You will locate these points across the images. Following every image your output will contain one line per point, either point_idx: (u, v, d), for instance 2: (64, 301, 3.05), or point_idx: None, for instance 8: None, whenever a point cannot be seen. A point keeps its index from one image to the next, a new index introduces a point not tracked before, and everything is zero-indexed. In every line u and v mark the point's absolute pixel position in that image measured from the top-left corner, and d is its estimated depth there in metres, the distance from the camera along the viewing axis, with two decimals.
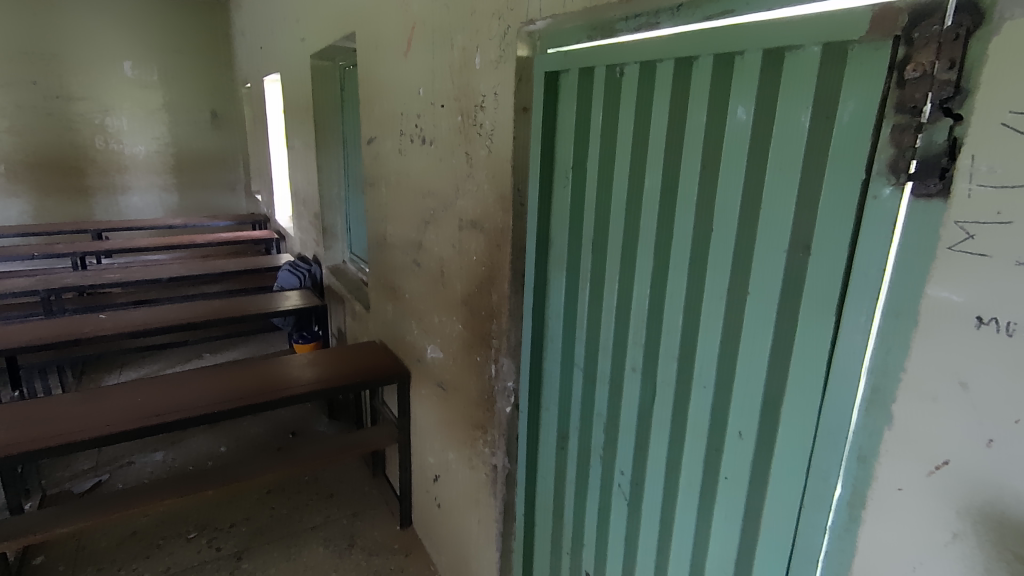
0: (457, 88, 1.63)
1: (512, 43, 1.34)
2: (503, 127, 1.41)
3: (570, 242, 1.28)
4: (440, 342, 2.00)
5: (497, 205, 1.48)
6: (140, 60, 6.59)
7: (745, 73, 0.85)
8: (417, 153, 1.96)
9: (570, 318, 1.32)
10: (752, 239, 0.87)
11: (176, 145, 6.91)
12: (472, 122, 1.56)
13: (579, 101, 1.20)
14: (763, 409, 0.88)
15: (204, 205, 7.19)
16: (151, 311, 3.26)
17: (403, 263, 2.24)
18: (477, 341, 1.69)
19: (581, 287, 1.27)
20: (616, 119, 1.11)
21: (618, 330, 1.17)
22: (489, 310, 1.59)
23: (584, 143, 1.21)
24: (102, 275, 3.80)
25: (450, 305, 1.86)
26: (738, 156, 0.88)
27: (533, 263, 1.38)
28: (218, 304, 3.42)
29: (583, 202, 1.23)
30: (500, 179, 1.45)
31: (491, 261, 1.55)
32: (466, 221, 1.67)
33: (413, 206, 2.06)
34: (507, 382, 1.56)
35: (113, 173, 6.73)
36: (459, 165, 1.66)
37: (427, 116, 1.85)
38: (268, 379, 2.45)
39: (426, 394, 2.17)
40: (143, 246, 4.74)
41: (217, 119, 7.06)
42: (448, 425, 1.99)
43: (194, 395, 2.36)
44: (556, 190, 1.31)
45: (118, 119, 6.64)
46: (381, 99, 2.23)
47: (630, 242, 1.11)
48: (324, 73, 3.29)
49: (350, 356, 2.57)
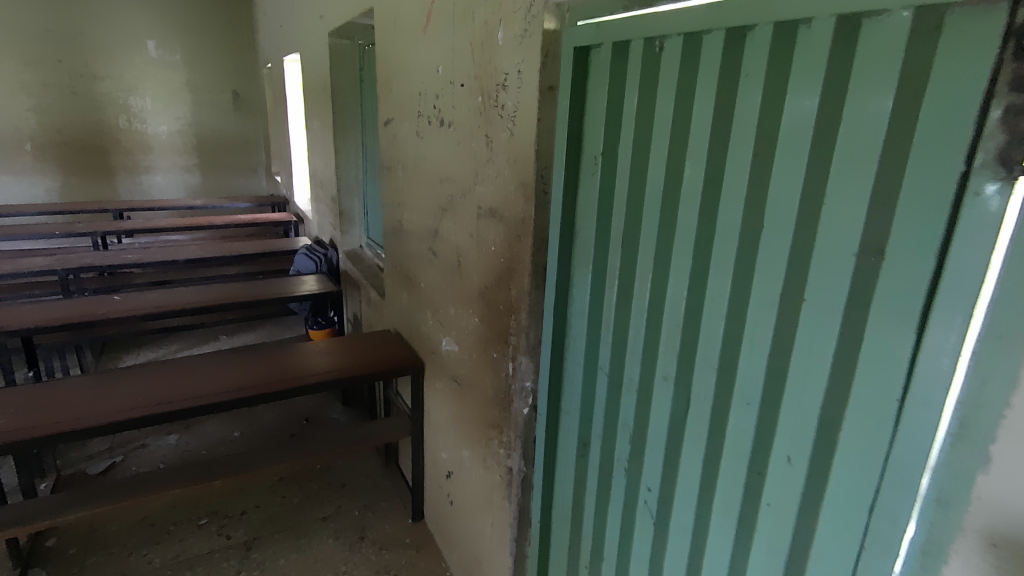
0: (478, 67, 1.52)
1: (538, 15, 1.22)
2: (526, 108, 1.30)
3: (597, 236, 1.17)
4: (456, 335, 1.91)
5: (518, 192, 1.38)
6: (163, 39, 6.57)
7: (810, 47, 0.73)
8: (435, 136, 1.85)
9: (595, 318, 1.22)
10: (811, 239, 0.76)
11: (198, 125, 6.91)
12: (493, 103, 1.45)
13: (612, 80, 1.09)
14: (819, 433, 0.77)
15: (225, 186, 7.19)
16: (166, 294, 3.23)
17: (419, 251, 2.15)
18: (494, 337, 1.60)
19: (608, 285, 1.16)
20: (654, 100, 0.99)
21: (649, 334, 1.06)
22: (507, 304, 1.49)
23: (616, 126, 1.09)
24: (120, 255, 3.78)
25: (467, 298, 1.76)
26: (797, 144, 0.76)
27: (556, 257, 1.28)
28: (234, 287, 3.38)
29: (614, 192, 1.12)
30: (522, 165, 1.34)
31: (510, 254, 1.45)
32: (484, 209, 1.57)
33: (430, 193, 1.96)
34: (525, 382, 1.46)
35: (136, 153, 6.76)
36: (479, 149, 1.55)
37: (446, 97, 1.74)
38: (280, 367, 2.39)
39: (440, 387, 2.09)
40: (163, 226, 4.74)
41: (238, 99, 7.03)
42: (462, 422, 1.91)
43: (205, 383, 2.29)
44: (583, 178, 1.20)
45: (141, 98, 6.65)
46: (398, 79, 2.13)
47: (665, 238, 1.00)
48: (343, 52, 3.19)
49: (364, 345, 2.50)
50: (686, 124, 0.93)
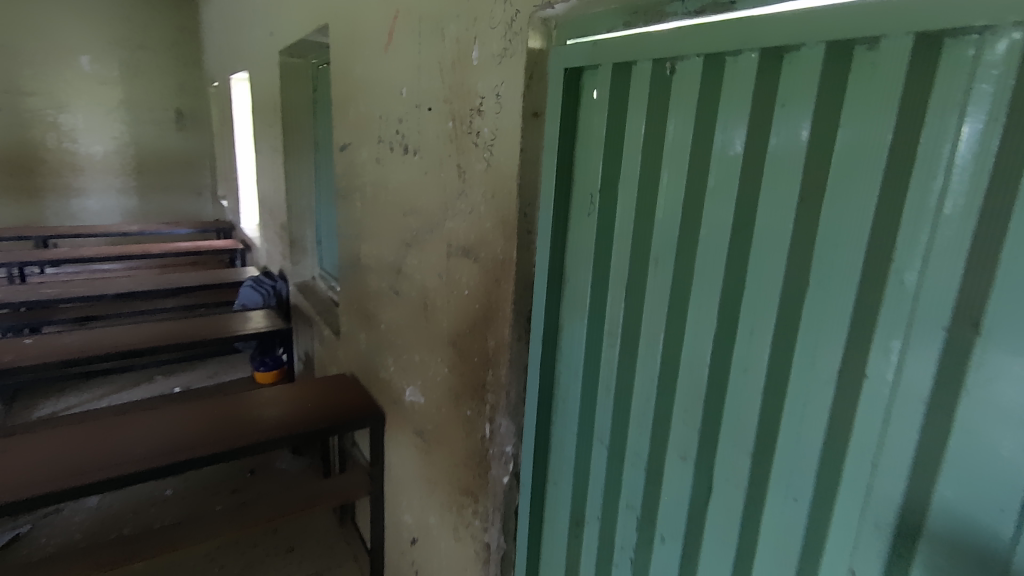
0: (448, 89, 1.36)
1: (520, 32, 1.07)
2: (507, 136, 1.14)
3: (593, 286, 1.02)
4: (422, 385, 1.70)
5: (497, 231, 1.21)
6: (99, 55, 6.17)
7: (874, 71, 0.60)
8: (398, 163, 1.67)
9: (590, 380, 1.05)
10: (878, 305, 0.62)
11: (137, 146, 6.48)
12: (467, 130, 1.29)
13: (611, 106, 0.94)
14: (894, 542, 0.63)
15: (167, 210, 6.76)
16: (89, 334, 2.87)
17: (379, 288, 1.95)
18: (467, 392, 1.41)
19: (606, 343, 1.00)
20: (664, 131, 0.85)
21: (659, 405, 0.90)
22: (484, 356, 1.31)
23: (616, 160, 0.95)
24: (38, 289, 3.39)
25: (435, 345, 1.58)
26: (858, 189, 0.62)
27: (541, 307, 1.11)
28: (169, 325, 3.05)
29: (613, 236, 0.96)
30: (502, 200, 1.18)
31: (487, 299, 1.27)
32: (456, 248, 1.39)
33: (392, 225, 1.77)
34: (506, 447, 1.29)
35: (67, 175, 6.27)
36: (450, 180, 1.38)
37: (411, 121, 1.56)
38: (219, 421, 2.06)
39: (403, 441, 1.87)
40: (92, 255, 4.34)
41: (182, 119, 6.66)
42: (429, 483, 1.70)
43: (132, 443, 1.93)
44: (574, 218, 1.04)
45: (73, 116, 6.19)
46: (356, 100, 1.95)
47: (681, 291, 0.85)
48: (295, 71, 2.99)
49: (318, 390, 2.24)
50: (706, 161, 0.79)
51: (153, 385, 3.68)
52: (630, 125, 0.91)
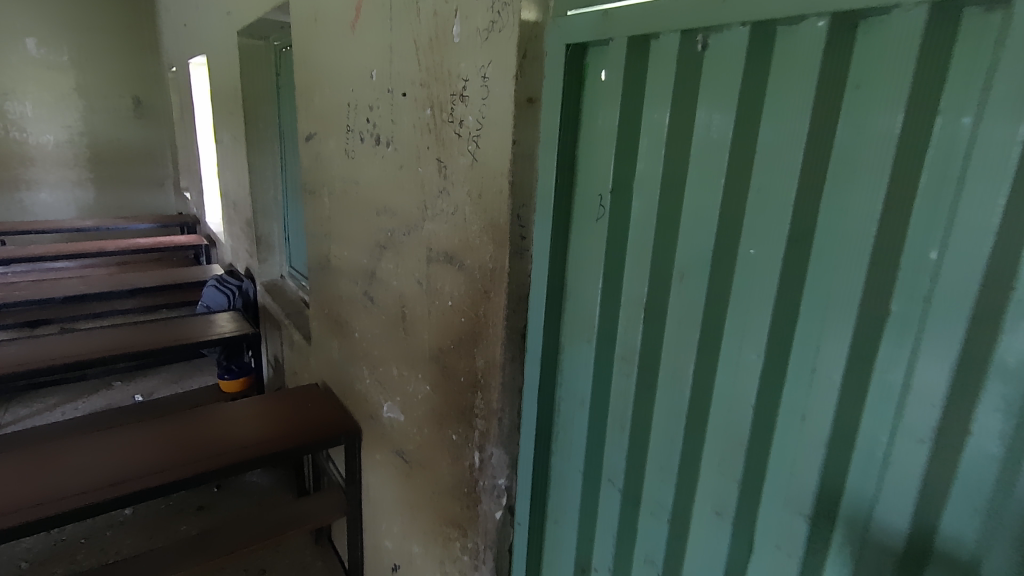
0: (425, 71, 1.18)
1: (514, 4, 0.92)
2: (495, 126, 0.98)
3: (603, 305, 0.89)
4: (401, 402, 1.54)
5: (486, 236, 1.05)
6: (46, 37, 5.76)
7: (996, 45, 0.48)
8: (369, 156, 1.49)
9: (599, 412, 0.92)
10: (992, 344, 0.51)
11: (92, 135, 6.11)
12: (448, 118, 1.12)
13: (625, 93, 0.81)
14: None
15: (126, 204, 6.40)
16: (31, 346, 2.59)
17: (351, 294, 1.78)
18: (452, 415, 1.26)
19: (619, 370, 0.88)
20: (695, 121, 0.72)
21: (689, 446, 0.78)
22: (471, 377, 1.16)
23: (633, 157, 0.81)
24: None
25: (415, 359, 1.41)
26: (971, 193, 0.50)
27: (541, 327, 0.97)
28: (123, 333, 2.80)
29: (629, 246, 0.83)
30: (490, 199, 1.02)
31: (475, 313, 1.11)
32: (437, 253, 1.23)
33: (364, 225, 1.59)
34: (497, 479, 1.14)
35: (15, 167, 5.87)
36: (430, 176, 1.21)
37: (383, 109, 1.38)
38: (177, 443, 1.78)
39: (381, 461, 1.71)
40: (41, 254, 4.03)
41: (140, 107, 6.29)
42: (411, 510, 1.54)
43: (69, 473, 1.60)
44: (581, 225, 0.91)
45: (19, 104, 5.78)
46: (321, 86, 1.75)
47: (717, 310, 0.73)
48: (256, 55, 2.76)
49: (287, 405, 2.04)
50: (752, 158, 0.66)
51: (110, 394, 3.44)
52: (650, 114, 0.78)
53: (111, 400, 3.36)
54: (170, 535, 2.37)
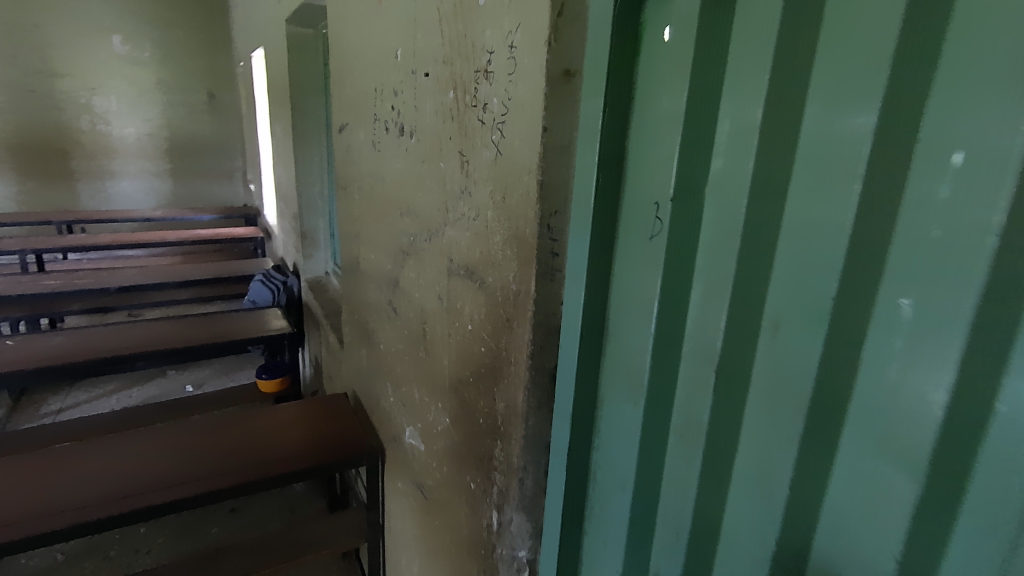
0: (448, 44, 0.97)
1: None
2: (524, 108, 0.76)
3: (655, 350, 0.67)
4: (421, 430, 1.35)
5: (510, 251, 0.82)
6: (131, 35, 6.02)
7: None
8: (394, 148, 1.30)
9: (647, 485, 0.71)
10: None
11: (170, 129, 6.36)
12: (472, 101, 0.90)
13: (700, 56, 0.58)
14: None
15: (199, 195, 6.64)
16: (77, 336, 2.54)
17: (377, 302, 1.61)
18: (471, 461, 1.06)
19: (674, 436, 0.66)
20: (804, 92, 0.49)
21: (774, 569, 0.55)
22: (490, 422, 0.95)
23: (706, 150, 0.59)
24: (41, 281, 3.19)
25: (435, 385, 1.22)
26: None
27: (574, 369, 0.77)
28: (168, 325, 2.73)
29: (695, 271, 0.61)
30: (515, 205, 0.80)
31: (496, 345, 0.89)
32: (458, 266, 1.02)
33: (390, 226, 1.41)
34: (517, 551, 0.93)
35: (101, 158, 6.20)
36: (451, 173, 1.00)
37: (407, 93, 1.19)
38: (194, 454, 1.66)
39: (402, 491, 1.53)
40: (111, 243, 4.17)
41: (214, 101, 6.49)
42: (430, 556, 1.35)
43: (76, 481, 1.50)
44: (629, 240, 0.69)
45: (106, 98, 6.08)
46: (352, 71, 1.59)
47: (840, 379, 0.48)
48: (306, 44, 2.66)
49: (310, 416, 1.89)
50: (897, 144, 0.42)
51: (164, 382, 3.50)
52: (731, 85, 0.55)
53: (165, 389, 3.41)
54: (200, 537, 2.32)
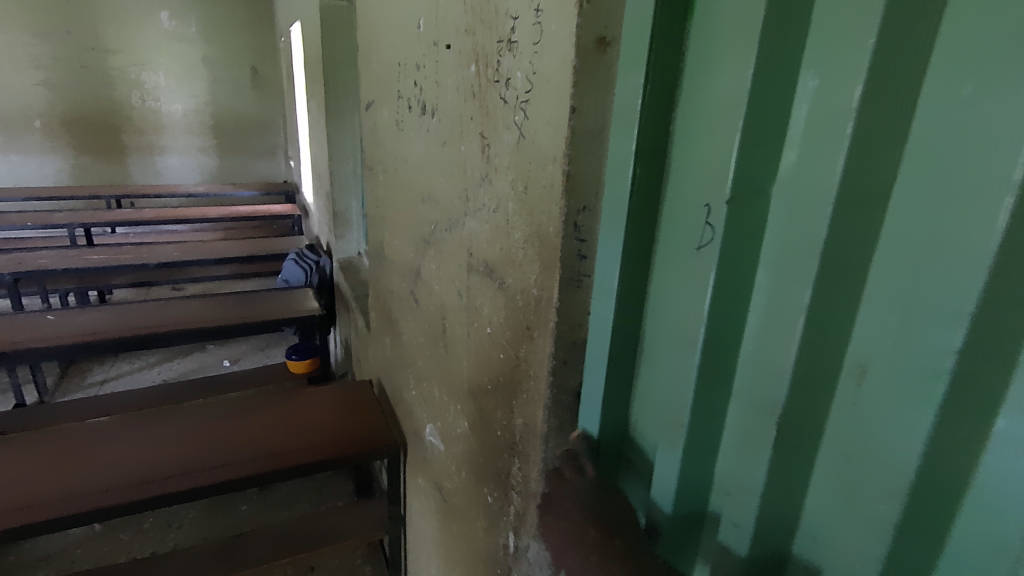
0: (470, 12, 0.86)
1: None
2: (550, 84, 0.64)
3: (701, 370, 0.58)
4: (441, 430, 1.28)
5: (532, 252, 0.72)
6: (178, 10, 6.08)
7: None
8: (416, 129, 1.21)
9: (689, 515, 0.64)
10: None
11: (215, 105, 6.44)
12: (494, 77, 0.79)
13: (773, 23, 0.47)
14: None
15: (242, 170, 6.74)
16: (114, 311, 2.56)
17: (401, 291, 1.53)
18: (488, 475, 0.97)
19: (726, 461, 0.60)
20: (923, 69, 0.39)
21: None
22: (508, 437, 0.86)
23: (779, 139, 0.49)
24: (86, 255, 3.26)
25: (454, 386, 1.13)
26: None
27: (604, 384, 0.69)
28: (203, 304, 2.74)
29: (761, 280, 0.53)
30: (538, 199, 0.69)
31: (515, 355, 0.80)
32: (477, 261, 0.92)
33: (412, 212, 1.32)
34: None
35: (150, 133, 6.34)
36: (473, 158, 0.90)
37: (429, 68, 1.08)
38: (215, 439, 1.63)
39: (423, 489, 1.47)
40: (156, 218, 4.25)
41: (258, 77, 6.53)
42: (448, 562, 1.28)
43: (101, 463, 1.50)
44: (674, 241, 0.60)
45: (154, 74, 6.19)
46: (378, 44, 1.49)
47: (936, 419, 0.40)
48: (340, 17, 2.58)
49: (333, 403, 1.85)
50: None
51: (203, 357, 3.57)
52: (817, 58, 0.45)
53: (203, 364, 3.48)
54: (230, 514, 2.34)
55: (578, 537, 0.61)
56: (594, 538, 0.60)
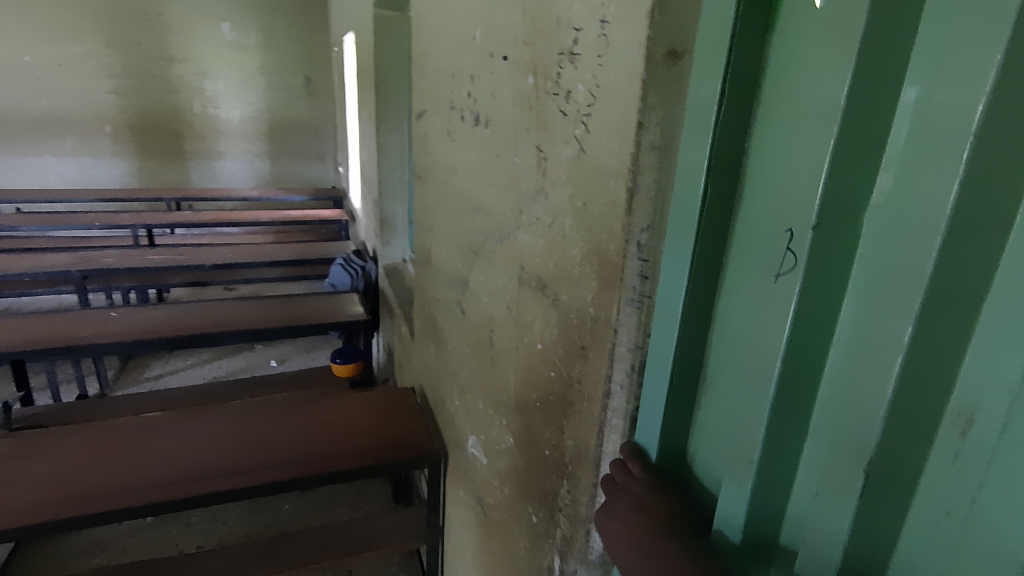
0: (529, 21, 0.85)
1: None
2: (616, 98, 0.63)
3: (776, 402, 0.55)
4: (484, 443, 1.26)
5: (592, 269, 0.70)
6: (239, 22, 6.35)
7: None
8: (468, 140, 1.20)
9: (755, 553, 0.60)
10: None
11: (269, 111, 6.68)
12: (553, 90, 0.78)
13: (862, 32, 0.44)
14: None
15: (293, 175, 6.96)
16: (171, 310, 2.65)
17: (446, 300, 1.54)
18: (533, 494, 0.95)
19: (800, 501, 0.56)
20: None
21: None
22: (558, 458, 0.84)
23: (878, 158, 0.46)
24: (147, 255, 3.40)
25: (499, 400, 1.12)
26: None
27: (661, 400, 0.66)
28: (253, 306, 2.82)
29: (846, 307, 0.50)
30: (601, 216, 0.68)
31: (569, 373, 0.78)
32: (530, 276, 0.90)
33: (462, 222, 1.32)
34: None
35: (209, 139, 6.62)
36: (528, 171, 0.88)
37: (484, 79, 1.08)
38: (263, 440, 1.67)
39: (463, 500, 1.46)
40: (211, 221, 4.42)
41: (311, 85, 6.75)
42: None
43: (156, 459, 1.55)
44: (749, 258, 0.57)
45: (215, 83, 6.47)
46: (431, 54, 1.51)
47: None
48: (392, 28, 2.63)
49: (375, 409, 1.86)
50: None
51: (251, 357, 3.67)
52: (923, 65, 0.41)
53: (250, 363, 3.58)
54: (273, 512, 2.39)
55: (631, 519, 0.62)
56: (642, 523, 0.61)
